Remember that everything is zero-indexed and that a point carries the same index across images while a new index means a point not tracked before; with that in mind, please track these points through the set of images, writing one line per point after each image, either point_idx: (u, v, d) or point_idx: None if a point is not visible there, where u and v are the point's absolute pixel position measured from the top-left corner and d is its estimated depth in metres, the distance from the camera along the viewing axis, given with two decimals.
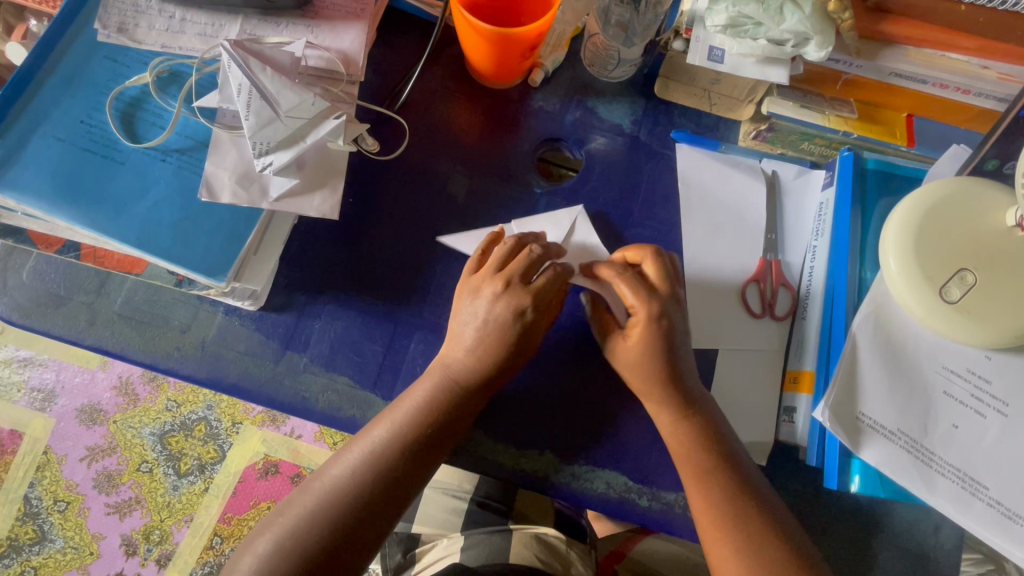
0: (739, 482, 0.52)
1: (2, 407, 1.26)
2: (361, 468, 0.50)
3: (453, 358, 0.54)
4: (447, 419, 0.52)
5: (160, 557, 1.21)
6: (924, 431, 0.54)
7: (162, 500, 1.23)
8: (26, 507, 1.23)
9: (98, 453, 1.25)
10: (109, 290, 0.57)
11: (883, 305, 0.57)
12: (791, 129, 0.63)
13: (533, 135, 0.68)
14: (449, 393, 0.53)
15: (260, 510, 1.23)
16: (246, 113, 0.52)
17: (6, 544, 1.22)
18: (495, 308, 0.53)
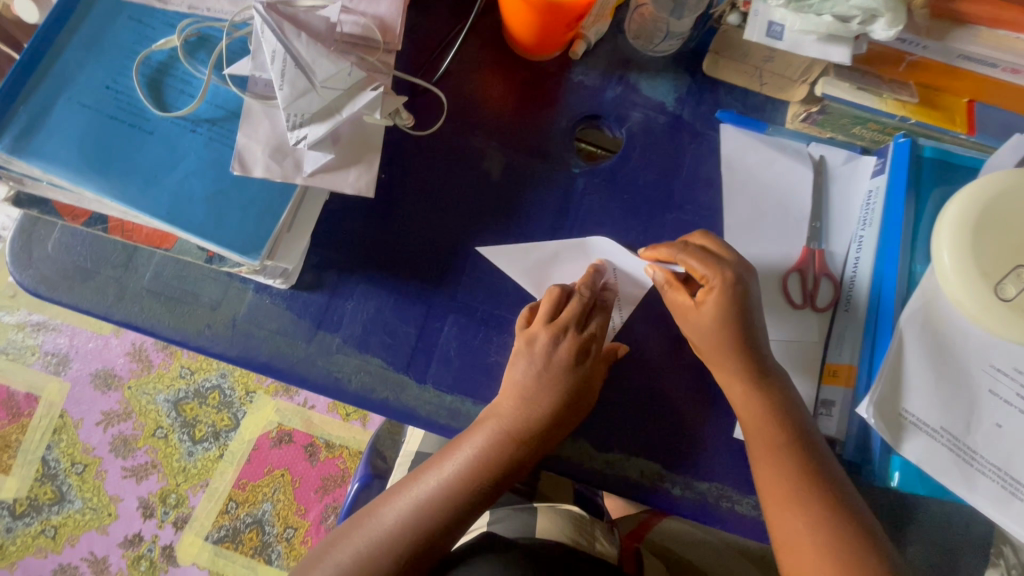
0: (786, 473, 0.51)
1: (16, 370, 1.27)
2: (417, 511, 0.52)
3: (511, 412, 0.54)
4: (504, 473, 0.54)
5: (177, 521, 1.22)
6: (966, 429, 0.53)
7: (178, 465, 1.24)
8: (44, 468, 1.24)
9: (114, 417, 1.26)
10: (136, 265, 0.56)
11: (933, 300, 0.56)
12: (844, 112, 0.60)
13: (571, 111, 0.65)
14: (508, 448, 0.53)
15: (275, 477, 1.24)
16: (280, 82, 0.49)
17: (25, 504, 1.23)
18: (554, 357, 0.54)
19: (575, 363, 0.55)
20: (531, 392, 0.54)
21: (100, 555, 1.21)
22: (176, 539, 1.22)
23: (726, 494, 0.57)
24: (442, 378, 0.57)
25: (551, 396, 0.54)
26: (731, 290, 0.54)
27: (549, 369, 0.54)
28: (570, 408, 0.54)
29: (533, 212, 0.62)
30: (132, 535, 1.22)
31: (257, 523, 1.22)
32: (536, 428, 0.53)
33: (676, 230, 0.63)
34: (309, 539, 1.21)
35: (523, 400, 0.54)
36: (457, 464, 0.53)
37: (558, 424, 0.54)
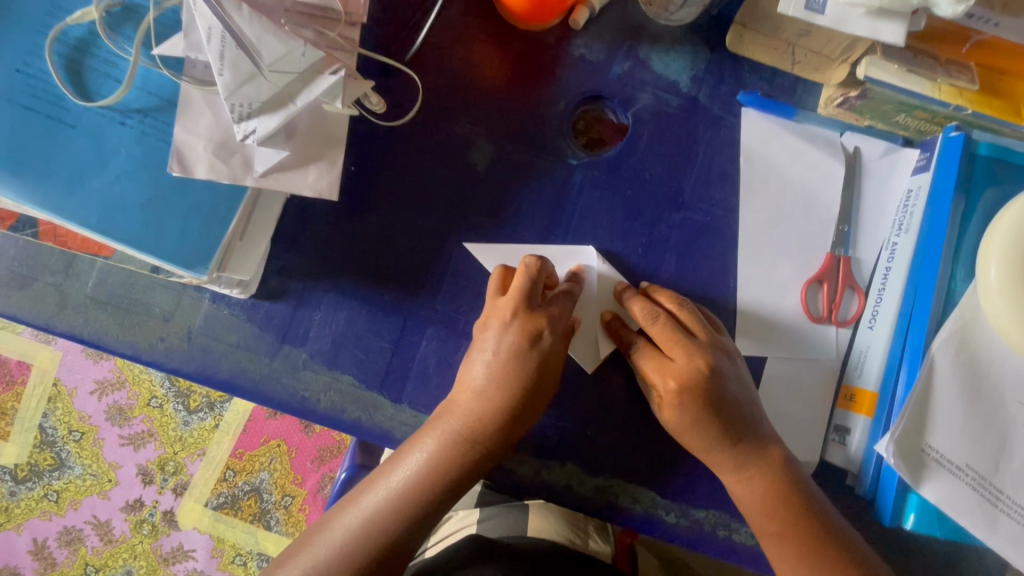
0: (783, 511, 0.48)
1: (4, 337, 1.03)
2: (368, 523, 0.46)
3: (461, 410, 0.47)
4: (463, 476, 0.48)
5: (177, 488, 1.02)
6: (993, 467, 0.48)
7: (174, 435, 1.02)
8: (41, 436, 1.02)
9: (107, 386, 1.03)
10: (78, 271, 0.50)
11: (971, 324, 0.49)
12: (888, 97, 0.51)
13: (571, 91, 0.56)
14: (463, 448, 0.47)
15: (270, 447, 1.02)
16: (219, 65, 0.41)
17: (26, 470, 1.02)
18: (503, 340, 0.47)
19: (529, 347, 0.47)
20: (484, 385, 0.47)
21: (103, 519, 1.02)
22: (176, 506, 1.02)
23: (723, 523, 0.53)
24: (419, 397, 0.52)
25: (507, 390, 0.47)
26: (704, 379, 0.48)
27: (499, 354, 0.47)
28: (526, 399, 0.47)
29: (523, 210, 0.55)
30: (133, 501, 1.02)
31: (254, 491, 1.02)
32: (492, 427, 0.47)
33: (684, 232, 0.56)
34: (310, 510, 1.02)
35: (476, 397, 0.47)
36: (407, 470, 0.47)
37: (518, 419, 0.47)
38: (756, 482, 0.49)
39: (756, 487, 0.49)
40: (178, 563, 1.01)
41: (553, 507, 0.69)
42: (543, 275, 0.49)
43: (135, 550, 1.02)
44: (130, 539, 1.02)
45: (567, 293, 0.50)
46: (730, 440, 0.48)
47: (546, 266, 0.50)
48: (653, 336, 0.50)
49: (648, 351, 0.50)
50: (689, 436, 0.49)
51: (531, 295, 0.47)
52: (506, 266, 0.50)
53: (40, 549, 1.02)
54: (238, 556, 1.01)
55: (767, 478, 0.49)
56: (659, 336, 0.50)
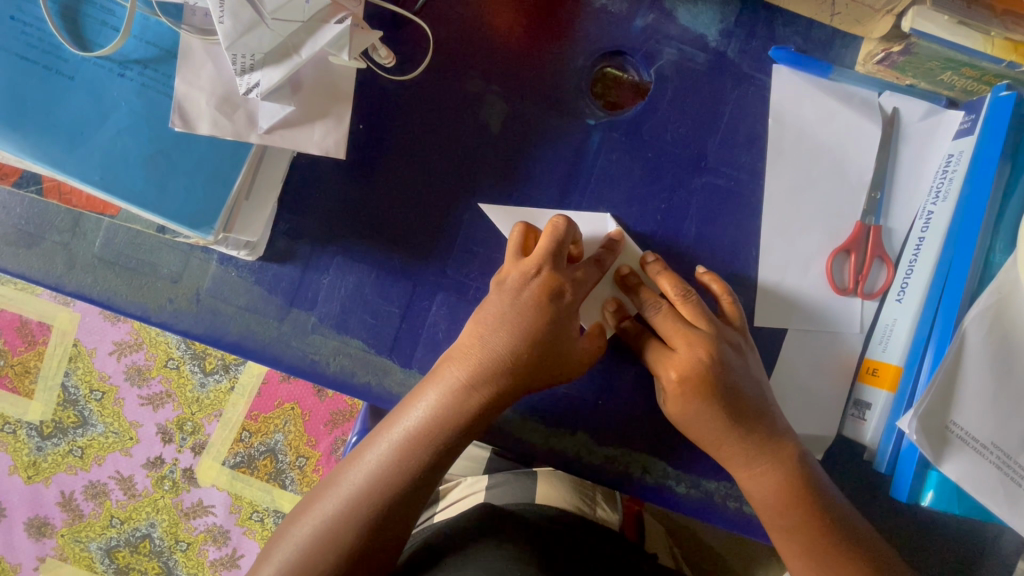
0: (796, 485, 0.47)
1: (25, 298, 1.05)
2: (372, 479, 0.46)
3: (463, 363, 0.46)
4: (466, 430, 0.47)
5: (196, 446, 1.04)
6: (1020, 447, 0.46)
7: (190, 396, 1.04)
8: (64, 394, 1.05)
9: (126, 347, 1.04)
10: (86, 230, 0.49)
11: (1008, 298, 0.46)
12: (934, 53, 0.47)
13: (591, 45, 0.53)
14: (462, 398, 0.46)
15: (285, 410, 1.04)
16: (220, 13, 0.39)
17: (51, 426, 1.05)
18: (523, 293, 0.46)
19: (547, 301, 0.46)
20: (494, 348, 0.46)
21: (126, 474, 1.05)
22: (195, 463, 1.04)
23: (734, 494, 0.53)
24: (429, 362, 0.52)
25: (514, 352, 0.46)
26: (707, 371, 0.47)
27: (518, 306, 0.46)
28: (534, 353, 0.46)
29: (538, 172, 0.52)
30: (154, 458, 1.05)
31: (270, 453, 1.04)
32: (491, 375, 0.46)
33: (706, 198, 0.53)
34: (324, 471, 1.04)
35: (479, 350, 0.46)
36: (408, 425, 0.47)
37: (521, 371, 0.46)
38: (771, 454, 0.47)
39: (770, 461, 0.48)
40: (198, 518, 1.05)
41: (560, 475, 0.69)
42: (569, 238, 0.48)
43: (157, 504, 1.05)
44: (153, 494, 1.05)
45: (597, 260, 0.49)
46: (740, 432, 0.47)
47: (572, 228, 0.48)
48: (655, 325, 0.49)
49: (649, 340, 0.49)
50: (693, 426, 0.48)
51: (556, 254, 0.46)
52: (527, 223, 0.49)
53: (67, 501, 1.05)
54: (255, 513, 1.04)
55: (780, 449, 0.48)
56: (662, 323, 0.49)
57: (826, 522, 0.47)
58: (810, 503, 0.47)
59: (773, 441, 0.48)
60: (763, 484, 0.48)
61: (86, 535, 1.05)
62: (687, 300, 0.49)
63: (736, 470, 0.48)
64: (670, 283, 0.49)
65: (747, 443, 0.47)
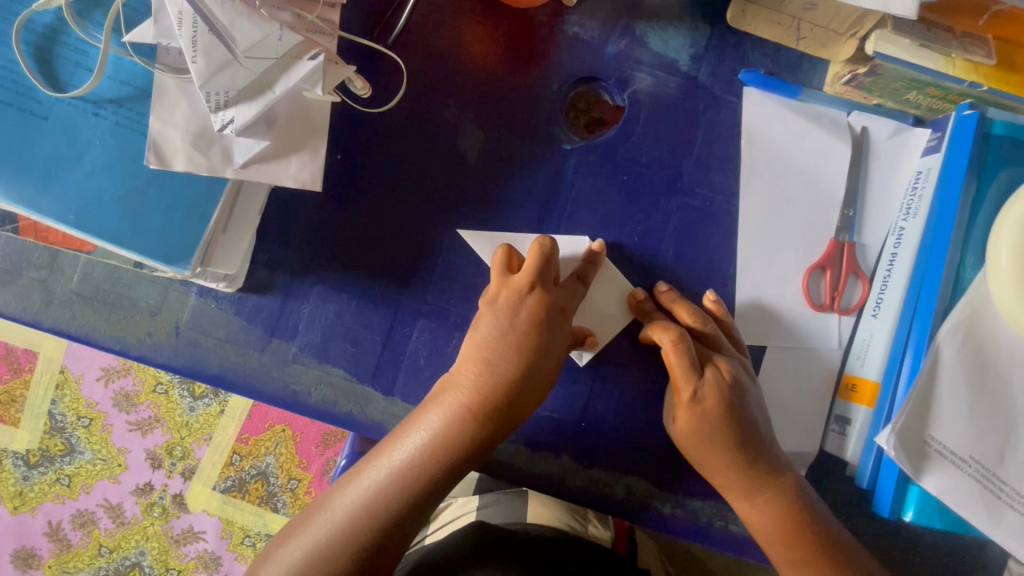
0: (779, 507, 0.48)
1: (10, 326, 1.03)
2: (369, 500, 0.46)
3: (466, 385, 0.46)
4: (466, 456, 0.46)
5: (185, 471, 1.03)
6: (999, 460, 0.47)
7: (181, 420, 1.03)
8: (51, 422, 1.03)
9: (113, 373, 1.03)
10: (63, 266, 0.49)
11: (980, 313, 0.47)
12: (899, 74, 0.48)
13: (565, 71, 0.54)
14: (467, 426, 0.46)
15: (276, 432, 1.03)
16: (192, 52, 0.39)
17: (38, 455, 1.04)
18: (518, 313, 0.46)
19: (545, 319, 0.46)
20: (494, 369, 0.46)
21: (115, 502, 1.03)
22: (185, 489, 1.03)
23: (720, 513, 0.53)
24: (411, 389, 0.52)
25: (516, 372, 0.46)
26: (731, 399, 0.48)
27: (514, 327, 0.46)
28: (533, 370, 0.46)
29: (517, 197, 0.53)
30: (143, 484, 1.03)
31: (261, 475, 1.03)
32: (497, 403, 0.46)
33: (682, 218, 0.54)
34: (316, 493, 1.03)
35: (480, 371, 0.46)
36: (409, 446, 0.47)
37: (521, 391, 0.46)
38: (772, 483, 0.48)
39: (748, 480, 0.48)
40: (188, 545, 1.03)
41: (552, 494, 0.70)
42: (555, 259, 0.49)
43: (147, 531, 1.03)
44: (142, 522, 1.03)
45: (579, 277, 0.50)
46: (742, 457, 0.48)
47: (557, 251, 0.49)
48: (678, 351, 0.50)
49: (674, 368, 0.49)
50: (705, 460, 0.48)
51: (546, 272, 0.47)
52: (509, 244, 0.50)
53: (55, 531, 1.04)
54: (247, 538, 1.03)
55: (780, 479, 0.48)
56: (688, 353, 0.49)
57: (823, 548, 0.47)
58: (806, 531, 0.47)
59: (770, 469, 0.48)
60: (759, 507, 0.48)
61: (74, 566, 1.04)
62: (708, 328, 0.50)
63: (737, 500, 0.49)
64: (691, 311, 0.50)
65: (750, 477, 0.48)
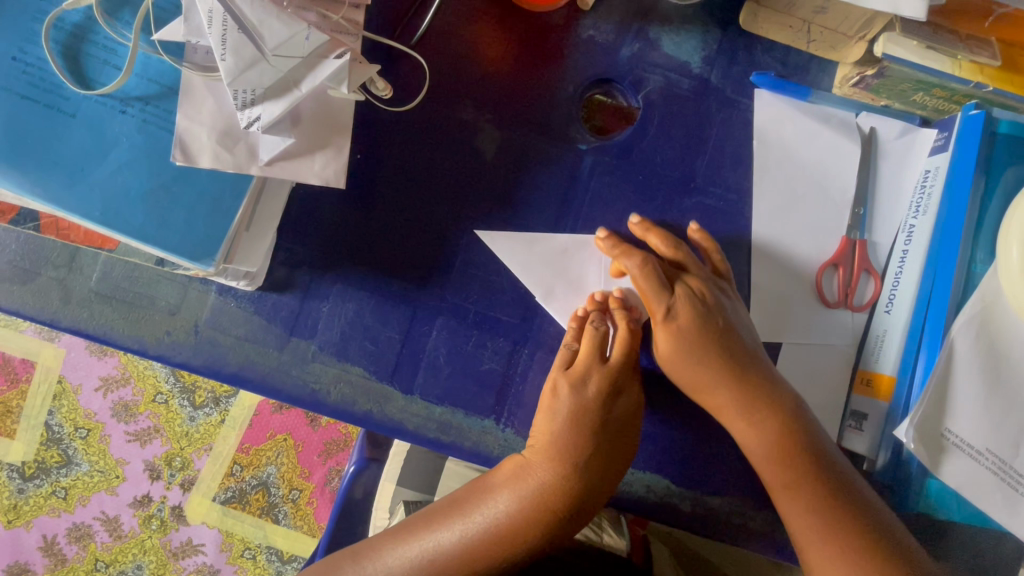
0: (812, 503, 0.47)
1: (8, 335, 1.02)
2: (446, 555, 0.48)
3: (549, 477, 0.48)
4: (546, 512, 0.48)
5: (185, 483, 1.02)
6: (1015, 452, 0.47)
7: (180, 430, 1.02)
8: (48, 433, 1.02)
9: (114, 382, 1.02)
10: (81, 264, 0.49)
11: (992, 306, 0.48)
12: (907, 75, 0.50)
13: (580, 73, 0.55)
14: (552, 481, 0.48)
15: (278, 441, 1.02)
16: (221, 51, 0.40)
17: (34, 467, 1.02)
18: (581, 403, 0.49)
19: (609, 393, 0.49)
20: (578, 453, 0.49)
21: (112, 515, 1.02)
22: (185, 501, 1.01)
23: (739, 510, 0.53)
24: (430, 387, 0.52)
25: (597, 454, 0.49)
26: (708, 319, 0.50)
27: (578, 415, 0.49)
28: (601, 494, 0.49)
29: (533, 196, 0.54)
30: (141, 496, 1.02)
31: (263, 486, 1.02)
32: (579, 459, 0.49)
33: (697, 217, 0.55)
34: (318, 503, 1.02)
35: (561, 473, 0.48)
36: (491, 514, 0.48)
37: (593, 501, 0.49)
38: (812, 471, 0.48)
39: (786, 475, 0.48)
40: (187, 558, 1.02)
41: None
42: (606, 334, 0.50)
43: (145, 545, 1.02)
44: (139, 535, 1.02)
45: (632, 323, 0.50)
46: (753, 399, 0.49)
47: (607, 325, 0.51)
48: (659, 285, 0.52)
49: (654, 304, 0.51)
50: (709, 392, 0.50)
51: (601, 353, 0.49)
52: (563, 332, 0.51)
53: (50, 545, 1.02)
54: (247, 550, 1.01)
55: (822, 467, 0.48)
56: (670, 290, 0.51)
57: (879, 544, 0.46)
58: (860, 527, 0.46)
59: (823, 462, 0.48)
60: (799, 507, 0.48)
61: None
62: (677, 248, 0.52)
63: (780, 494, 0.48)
64: (659, 234, 0.52)
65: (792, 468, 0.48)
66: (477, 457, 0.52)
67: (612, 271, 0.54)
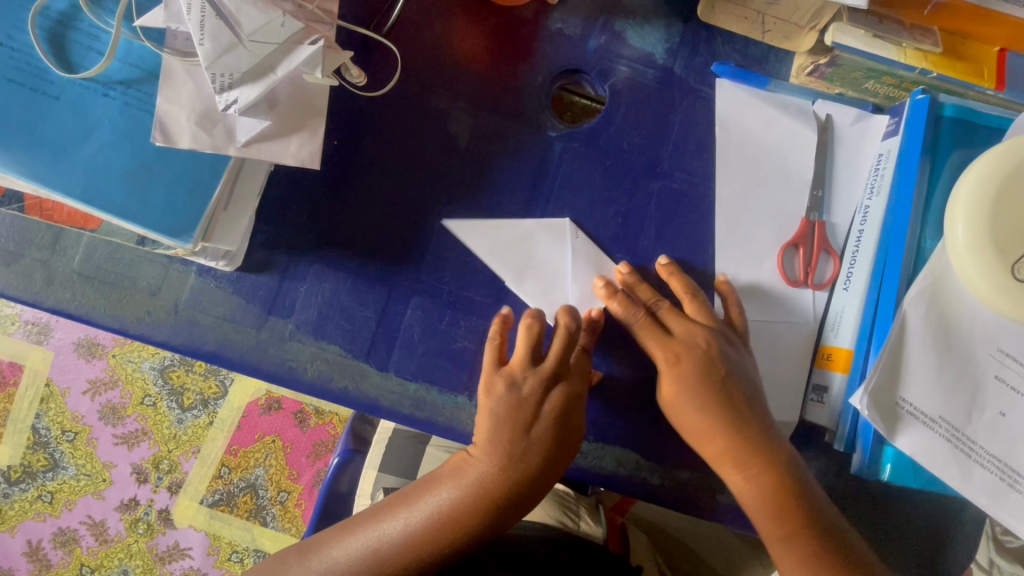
0: (766, 481, 0.49)
1: None
2: (390, 546, 0.49)
3: (488, 471, 0.50)
4: (491, 505, 0.49)
5: (172, 485, 1.02)
6: (967, 419, 0.49)
7: (168, 432, 1.02)
8: (35, 437, 1.02)
9: (101, 385, 1.02)
10: (64, 247, 0.51)
11: (941, 280, 0.50)
12: (857, 63, 0.52)
13: (549, 64, 0.57)
14: (493, 476, 0.50)
15: (266, 443, 1.02)
16: (200, 36, 0.42)
17: (19, 471, 1.02)
18: (516, 402, 0.50)
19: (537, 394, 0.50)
20: (517, 446, 0.50)
21: (98, 519, 1.02)
22: (172, 504, 1.02)
23: (707, 482, 0.54)
24: (405, 365, 0.53)
25: (537, 447, 0.50)
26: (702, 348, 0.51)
27: (512, 412, 0.50)
28: (543, 488, 0.51)
29: (504, 181, 0.56)
30: (128, 500, 1.02)
31: (250, 488, 1.02)
32: (519, 454, 0.50)
33: (663, 200, 0.57)
34: (306, 505, 1.02)
35: (502, 468, 0.50)
36: (433, 506, 0.50)
37: (533, 494, 0.51)
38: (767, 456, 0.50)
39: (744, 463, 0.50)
40: (174, 562, 1.01)
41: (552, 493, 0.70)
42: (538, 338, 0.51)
43: (131, 549, 1.01)
44: (125, 539, 1.01)
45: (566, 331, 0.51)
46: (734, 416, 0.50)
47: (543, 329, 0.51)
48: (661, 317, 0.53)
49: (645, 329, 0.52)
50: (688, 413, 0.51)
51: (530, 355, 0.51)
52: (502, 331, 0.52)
53: (35, 551, 1.01)
54: (234, 553, 1.01)
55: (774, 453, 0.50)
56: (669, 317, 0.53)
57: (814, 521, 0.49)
58: (800, 503, 0.49)
59: (766, 442, 0.50)
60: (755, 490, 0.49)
61: None
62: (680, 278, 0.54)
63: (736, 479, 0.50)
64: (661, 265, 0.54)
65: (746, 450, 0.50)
66: (451, 434, 0.54)
67: (582, 252, 0.55)
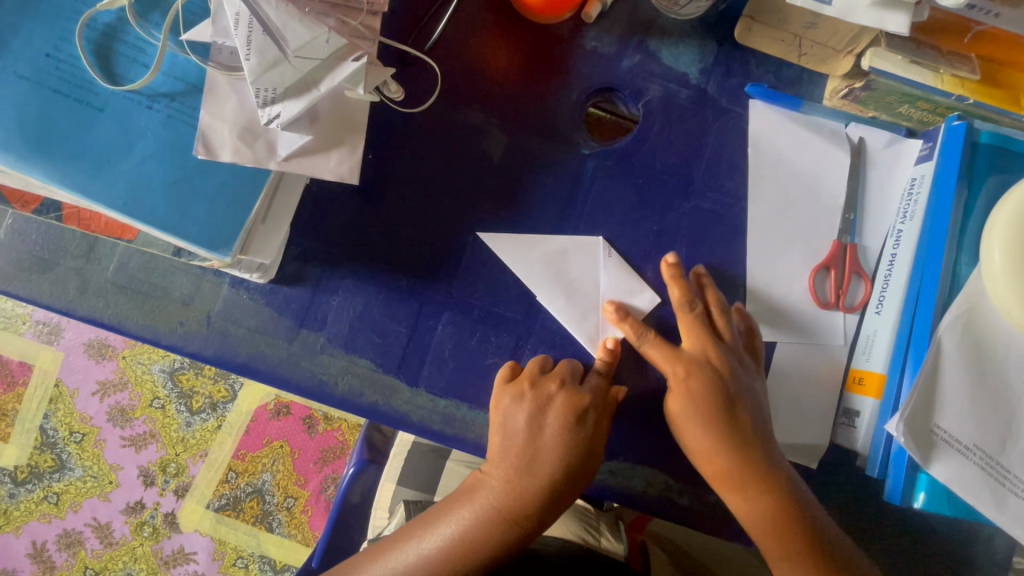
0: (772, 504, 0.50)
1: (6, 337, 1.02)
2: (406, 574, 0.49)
3: (501, 492, 0.49)
4: (505, 526, 0.49)
5: (179, 489, 1.01)
6: (1001, 447, 0.49)
7: (176, 436, 1.02)
8: (42, 437, 1.02)
9: (111, 387, 1.02)
10: (98, 255, 0.51)
11: (976, 306, 0.49)
12: (892, 88, 0.52)
13: (582, 82, 0.58)
14: (504, 498, 0.49)
15: (274, 448, 1.02)
16: (246, 51, 0.42)
17: (26, 471, 1.02)
18: (524, 421, 0.50)
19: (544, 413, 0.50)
20: (528, 466, 0.50)
21: (104, 522, 1.01)
22: (178, 508, 1.01)
23: None
24: (435, 381, 0.53)
25: (550, 468, 0.50)
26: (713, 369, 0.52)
27: (520, 430, 0.50)
28: (556, 509, 0.50)
29: (536, 198, 0.56)
30: (134, 503, 1.01)
31: (257, 493, 1.01)
32: (532, 475, 0.49)
33: (695, 220, 0.57)
34: (313, 512, 1.01)
35: (515, 489, 0.49)
36: (446, 532, 0.49)
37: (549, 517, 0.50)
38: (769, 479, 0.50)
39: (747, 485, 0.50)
40: (179, 566, 1.01)
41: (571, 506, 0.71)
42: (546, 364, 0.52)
43: (136, 552, 1.01)
44: (130, 542, 1.01)
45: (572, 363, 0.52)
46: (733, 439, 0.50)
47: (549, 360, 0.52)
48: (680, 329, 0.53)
49: (659, 342, 0.53)
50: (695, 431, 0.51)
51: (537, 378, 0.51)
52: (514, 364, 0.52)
53: (39, 552, 1.01)
54: (240, 559, 1.01)
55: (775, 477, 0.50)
56: (688, 326, 0.53)
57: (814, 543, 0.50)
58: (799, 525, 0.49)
59: (767, 464, 0.50)
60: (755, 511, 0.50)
61: None
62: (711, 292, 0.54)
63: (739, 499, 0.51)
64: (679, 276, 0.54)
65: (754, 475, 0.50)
66: (479, 451, 0.53)
67: (614, 270, 0.55)
